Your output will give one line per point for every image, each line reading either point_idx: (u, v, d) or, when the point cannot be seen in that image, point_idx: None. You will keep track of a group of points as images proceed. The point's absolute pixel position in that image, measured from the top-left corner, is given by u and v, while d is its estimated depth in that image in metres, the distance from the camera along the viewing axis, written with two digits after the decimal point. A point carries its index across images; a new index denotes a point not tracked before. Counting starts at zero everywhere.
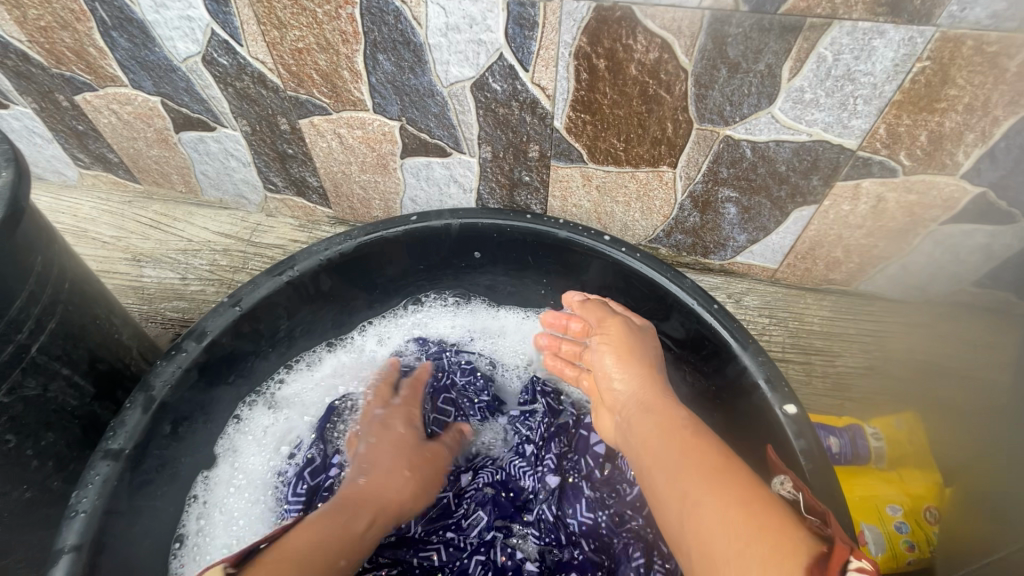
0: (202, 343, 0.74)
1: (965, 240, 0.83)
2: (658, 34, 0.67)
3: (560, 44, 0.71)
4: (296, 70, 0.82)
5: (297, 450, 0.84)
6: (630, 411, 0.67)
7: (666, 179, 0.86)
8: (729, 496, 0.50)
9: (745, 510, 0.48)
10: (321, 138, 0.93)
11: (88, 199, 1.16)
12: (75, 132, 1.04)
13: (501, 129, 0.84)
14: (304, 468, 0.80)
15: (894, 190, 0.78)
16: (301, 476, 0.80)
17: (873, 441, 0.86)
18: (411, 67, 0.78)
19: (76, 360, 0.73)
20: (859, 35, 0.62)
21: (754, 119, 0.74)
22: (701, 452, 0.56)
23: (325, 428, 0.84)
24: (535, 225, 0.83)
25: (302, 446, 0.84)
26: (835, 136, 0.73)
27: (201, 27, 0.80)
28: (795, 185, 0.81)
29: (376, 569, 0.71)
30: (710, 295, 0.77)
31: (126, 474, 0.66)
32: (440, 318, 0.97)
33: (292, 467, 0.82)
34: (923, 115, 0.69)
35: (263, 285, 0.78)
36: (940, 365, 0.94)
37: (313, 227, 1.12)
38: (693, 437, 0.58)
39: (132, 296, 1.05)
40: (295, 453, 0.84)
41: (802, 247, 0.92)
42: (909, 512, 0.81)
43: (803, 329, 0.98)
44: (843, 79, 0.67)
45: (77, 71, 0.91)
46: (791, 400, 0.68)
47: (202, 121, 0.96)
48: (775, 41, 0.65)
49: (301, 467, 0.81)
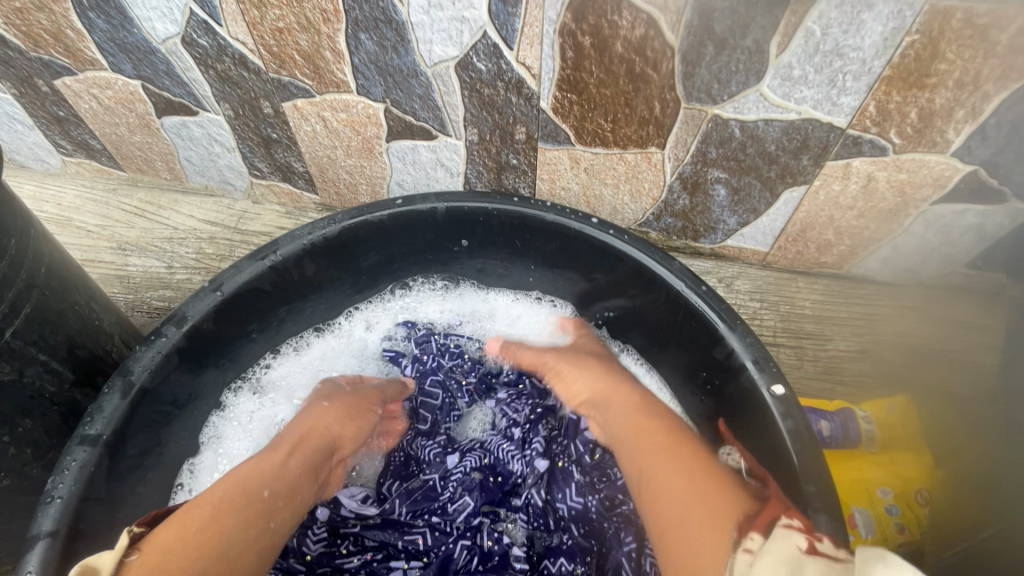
0: (182, 328, 0.73)
1: (956, 220, 0.83)
2: (643, 9, 0.66)
3: (544, 21, 0.69)
4: (277, 51, 0.81)
5: None
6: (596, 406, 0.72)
7: (655, 161, 0.85)
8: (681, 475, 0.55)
9: (695, 485, 0.53)
10: (305, 121, 0.92)
11: (71, 187, 1.15)
12: (56, 119, 1.02)
13: (487, 110, 0.83)
14: None
15: (884, 169, 0.77)
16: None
17: (864, 424, 0.86)
18: (394, 47, 0.77)
19: (54, 346, 0.71)
20: (848, 8, 0.61)
21: (742, 97, 0.73)
22: (658, 435, 0.61)
23: None
24: (521, 208, 0.82)
25: None
26: (824, 114, 0.72)
27: (180, 7, 0.78)
28: (784, 165, 0.80)
29: (360, 552, 0.72)
30: (699, 277, 0.76)
31: (104, 460, 0.65)
32: (429, 303, 0.96)
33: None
34: (913, 91, 0.67)
35: (245, 269, 0.77)
36: (932, 349, 0.93)
37: (300, 214, 1.10)
38: (648, 420, 0.64)
39: (117, 285, 1.04)
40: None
41: (792, 230, 0.91)
42: (900, 495, 0.81)
43: (795, 313, 0.97)
44: (832, 55, 0.66)
45: (56, 55, 0.90)
46: (779, 381, 0.67)
47: (184, 105, 0.94)
48: (762, 15, 0.63)
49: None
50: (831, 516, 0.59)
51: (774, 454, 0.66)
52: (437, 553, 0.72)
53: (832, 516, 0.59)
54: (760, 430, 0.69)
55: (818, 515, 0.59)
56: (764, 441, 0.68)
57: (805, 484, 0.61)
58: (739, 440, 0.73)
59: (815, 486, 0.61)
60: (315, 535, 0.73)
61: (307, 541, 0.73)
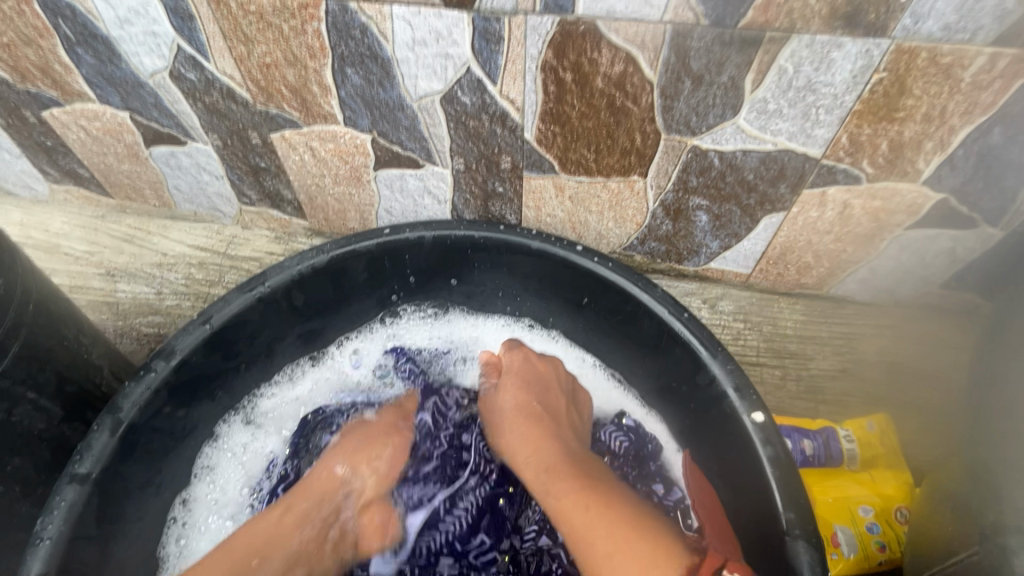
0: (171, 362, 0.73)
1: (929, 244, 0.85)
2: (622, 47, 0.68)
3: (526, 58, 0.71)
4: (264, 84, 0.82)
5: (272, 466, 0.83)
6: (513, 415, 0.77)
7: (637, 189, 0.87)
8: (614, 542, 0.59)
9: (626, 555, 0.57)
10: (293, 151, 0.93)
11: (59, 214, 1.15)
12: (44, 147, 1.03)
13: (473, 141, 0.84)
14: (278, 484, 0.80)
15: (859, 197, 0.80)
16: (272, 495, 0.79)
17: (846, 444, 0.88)
18: (380, 82, 0.78)
19: (43, 384, 0.72)
20: (818, 47, 0.63)
21: (719, 129, 0.75)
22: (584, 471, 0.68)
23: (300, 443, 0.83)
24: (507, 236, 0.83)
25: (276, 462, 0.83)
26: (799, 145, 0.74)
27: (167, 43, 0.79)
28: (763, 193, 0.83)
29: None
30: (681, 303, 0.78)
31: (93, 499, 0.65)
32: (418, 330, 0.96)
33: (268, 483, 0.81)
34: (883, 124, 0.70)
35: (234, 301, 0.78)
36: (911, 368, 0.95)
37: (290, 239, 1.11)
38: (587, 468, 0.69)
39: (106, 312, 1.04)
40: (269, 469, 0.83)
41: (773, 253, 0.93)
42: (879, 512, 0.83)
43: (778, 332, 0.99)
44: (804, 90, 0.68)
45: (43, 87, 0.90)
46: (759, 408, 0.69)
47: (173, 136, 0.95)
48: (736, 54, 0.66)
49: (274, 484, 0.81)
50: (810, 543, 0.61)
51: (754, 479, 0.68)
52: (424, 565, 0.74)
53: (811, 544, 0.61)
54: (739, 457, 0.71)
55: (797, 542, 0.61)
56: (743, 466, 0.70)
57: (784, 511, 0.63)
58: (724, 461, 0.74)
59: (793, 512, 0.63)
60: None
61: None
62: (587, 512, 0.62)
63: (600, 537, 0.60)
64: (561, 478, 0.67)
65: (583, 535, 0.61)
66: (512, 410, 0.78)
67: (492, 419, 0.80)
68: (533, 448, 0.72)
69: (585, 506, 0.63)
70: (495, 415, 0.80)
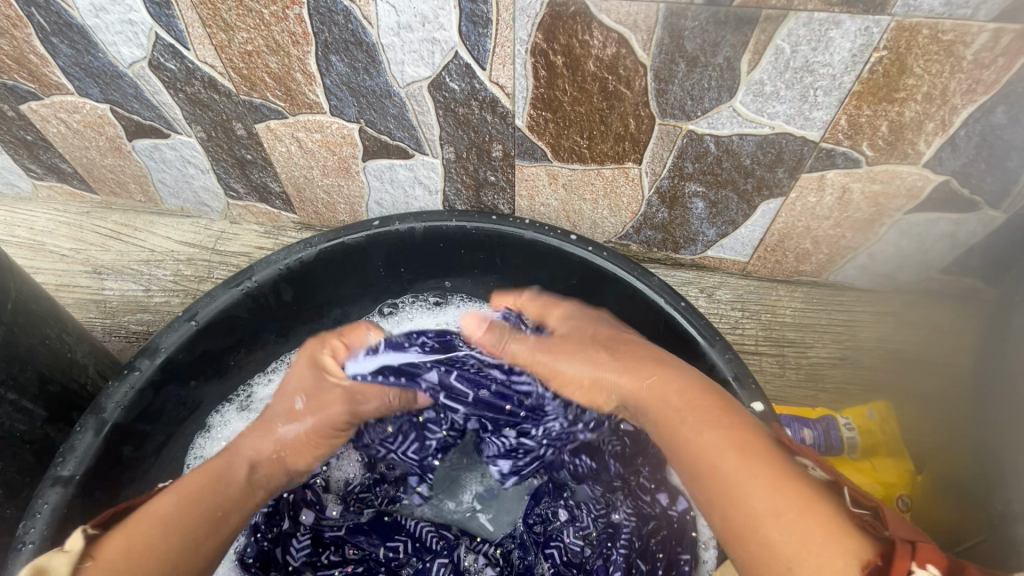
0: (156, 359, 0.71)
1: (930, 229, 0.84)
2: (614, 29, 0.65)
3: (516, 42, 0.69)
4: (247, 73, 0.79)
5: None
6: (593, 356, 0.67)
7: (632, 176, 0.85)
8: (763, 484, 0.49)
9: (791, 514, 0.46)
10: (279, 142, 0.90)
11: (43, 211, 1.12)
12: (24, 143, 1.00)
13: (463, 129, 0.82)
14: None
15: (858, 181, 0.78)
16: None
17: (847, 432, 0.86)
18: (365, 68, 0.76)
19: (25, 384, 0.70)
20: (816, 26, 0.61)
21: (715, 113, 0.73)
22: (706, 408, 0.56)
23: None
24: (500, 227, 0.81)
25: None
26: (797, 129, 0.72)
27: (145, 31, 0.76)
28: (760, 178, 0.81)
29: (342, 563, 0.71)
30: (678, 292, 0.76)
31: (77, 502, 0.63)
32: (423, 319, 0.94)
33: None
34: (883, 105, 0.68)
35: (220, 297, 0.76)
36: (911, 356, 0.94)
37: (279, 234, 1.09)
38: (703, 404, 0.57)
39: (93, 311, 1.02)
40: None
41: (772, 239, 0.91)
42: (880, 501, 0.80)
43: (776, 321, 0.98)
44: (802, 71, 0.66)
45: (20, 80, 0.88)
46: (759, 397, 0.67)
47: (155, 128, 0.93)
48: (731, 34, 0.64)
49: None
50: None
51: None
52: (414, 565, 0.72)
53: None
54: None
55: None
56: None
57: None
58: None
59: None
60: (299, 543, 0.71)
61: (292, 550, 0.71)
62: (734, 456, 0.51)
63: (749, 481, 0.49)
64: (691, 416, 0.56)
65: (736, 491, 0.49)
66: (585, 350, 0.67)
67: (549, 369, 0.69)
68: (632, 386, 0.63)
69: (747, 448, 0.52)
70: (551, 357, 0.69)
